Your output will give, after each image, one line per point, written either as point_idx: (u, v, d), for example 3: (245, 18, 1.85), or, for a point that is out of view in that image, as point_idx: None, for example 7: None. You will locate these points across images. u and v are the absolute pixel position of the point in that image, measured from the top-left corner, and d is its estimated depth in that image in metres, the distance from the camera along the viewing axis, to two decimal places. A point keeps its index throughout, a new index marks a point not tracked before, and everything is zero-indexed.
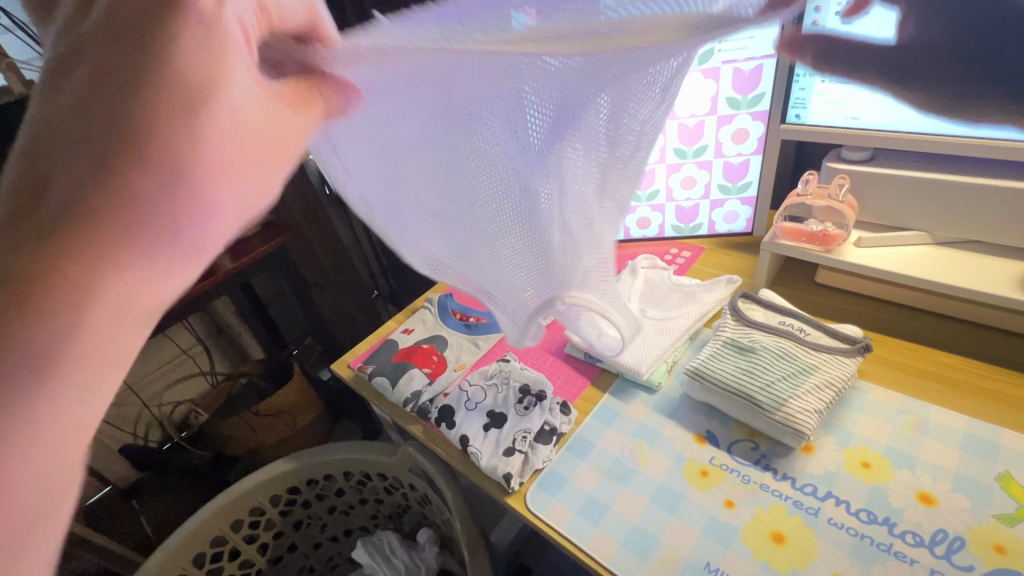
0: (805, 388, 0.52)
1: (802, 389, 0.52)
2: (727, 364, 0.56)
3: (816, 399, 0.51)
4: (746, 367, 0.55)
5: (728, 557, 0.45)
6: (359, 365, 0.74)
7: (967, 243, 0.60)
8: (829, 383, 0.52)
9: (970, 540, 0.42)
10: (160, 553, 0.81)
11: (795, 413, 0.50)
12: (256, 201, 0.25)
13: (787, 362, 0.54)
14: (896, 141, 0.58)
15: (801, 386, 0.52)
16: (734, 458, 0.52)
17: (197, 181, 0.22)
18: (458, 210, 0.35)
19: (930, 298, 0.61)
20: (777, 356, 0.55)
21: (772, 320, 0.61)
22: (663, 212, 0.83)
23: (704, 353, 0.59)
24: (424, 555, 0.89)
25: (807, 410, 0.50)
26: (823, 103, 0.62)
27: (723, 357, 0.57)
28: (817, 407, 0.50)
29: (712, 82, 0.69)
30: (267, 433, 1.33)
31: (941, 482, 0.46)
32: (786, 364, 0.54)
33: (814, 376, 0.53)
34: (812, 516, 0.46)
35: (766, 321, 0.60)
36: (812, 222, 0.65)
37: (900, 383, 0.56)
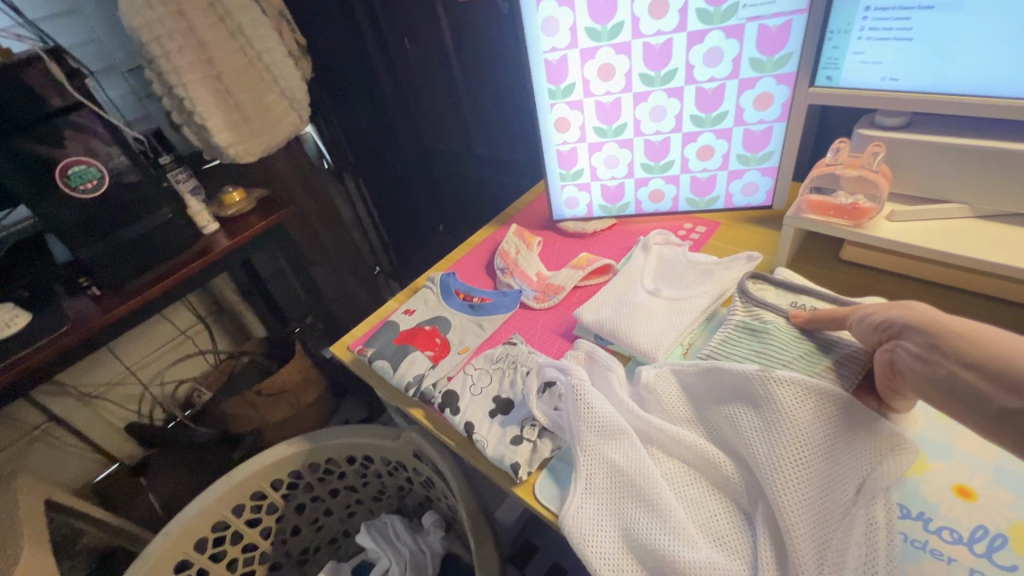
0: (824, 364, 0.48)
1: (820, 366, 0.48)
2: (739, 348, 0.53)
3: (841, 373, 0.46)
4: (763, 352, 0.51)
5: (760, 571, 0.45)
6: (359, 348, 0.71)
7: (1013, 216, 0.55)
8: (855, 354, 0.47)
9: (1012, 537, 0.40)
10: (163, 537, 0.81)
11: None
12: None
13: (801, 342, 0.51)
14: (939, 104, 0.53)
15: (823, 362, 0.48)
16: None
17: None
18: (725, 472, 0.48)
19: (967, 276, 0.57)
20: (793, 337, 0.51)
21: (785, 300, 0.57)
22: (677, 184, 0.78)
23: (717, 337, 0.56)
24: (429, 540, 0.89)
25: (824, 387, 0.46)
26: (860, 63, 0.56)
27: (736, 340, 0.54)
28: (842, 381, 0.46)
29: (735, 42, 0.64)
30: (270, 414, 1.32)
31: (980, 475, 0.44)
32: (805, 344, 0.50)
33: (835, 350, 0.48)
34: None
35: (779, 303, 0.57)
36: (841, 195, 0.61)
37: None
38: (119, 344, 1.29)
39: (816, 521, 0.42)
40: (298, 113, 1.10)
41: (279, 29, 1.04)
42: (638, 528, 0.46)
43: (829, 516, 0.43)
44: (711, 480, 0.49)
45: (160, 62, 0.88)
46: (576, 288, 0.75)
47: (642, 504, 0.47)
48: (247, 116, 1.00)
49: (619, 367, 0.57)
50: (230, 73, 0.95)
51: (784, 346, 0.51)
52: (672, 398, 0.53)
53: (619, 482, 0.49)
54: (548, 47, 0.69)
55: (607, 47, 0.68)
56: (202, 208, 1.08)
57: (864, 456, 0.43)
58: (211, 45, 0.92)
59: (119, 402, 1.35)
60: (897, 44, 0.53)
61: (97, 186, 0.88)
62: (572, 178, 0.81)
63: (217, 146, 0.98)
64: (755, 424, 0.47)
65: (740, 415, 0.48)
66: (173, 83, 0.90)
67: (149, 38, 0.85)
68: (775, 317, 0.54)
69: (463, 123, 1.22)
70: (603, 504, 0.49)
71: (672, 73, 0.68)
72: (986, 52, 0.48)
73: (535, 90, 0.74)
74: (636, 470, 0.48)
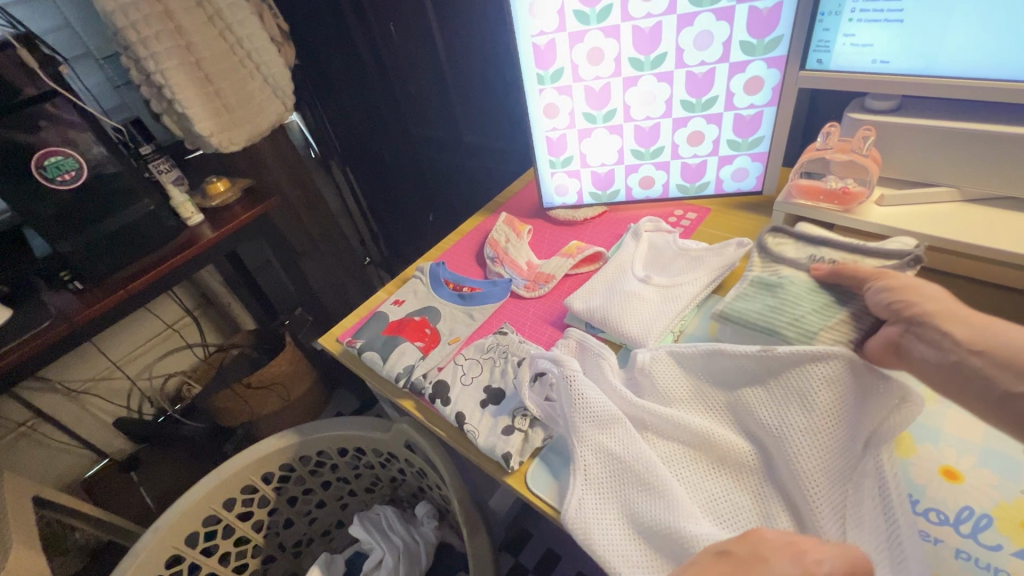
0: (834, 320, 0.49)
1: (831, 322, 0.49)
2: (753, 302, 0.54)
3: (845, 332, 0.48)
4: (777, 306, 0.52)
5: None
6: (347, 340, 0.70)
7: (1002, 199, 0.55)
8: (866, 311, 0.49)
9: (998, 518, 0.41)
10: (151, 534, 0.80)
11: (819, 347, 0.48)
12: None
13: (816, 296, 0.52)
14: (930, 87, 0.52)
15: (832, 319, 0.49)
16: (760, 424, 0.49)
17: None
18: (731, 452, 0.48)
19: (956, 260, 0.57)
20: (809, 292, 0.52)
21: (802, 254, 0.57)
22: (668, 170, 0.78)
23: (732, 292, 0.57)
24: (423, 530, 0.90)
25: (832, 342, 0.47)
26: (852, 46, 0.56)
27: (751, 296, 0.55)
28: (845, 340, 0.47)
29: (725, 25, 0.63)
30: (261, 406, 1.31)
31: (966, 456, 0.45)
32: (817, 297, 0.51)
33: (845, 310, 0.49)
34: None
35: (795, 257, 0.56)
36: (831, 179, 0.61)
37: None
38: (103, 339, 1.27)
39: (831, 499, 0.43)
40: (282, 101, 1.07)
41: (260, 14, 1.01)
42: (644, 514, 0.46)
43: (839, 494, 0.43)
44: (710, 462, 0.49)
45: (137, 48, 0.85)
46: (567, 276, 0.75)
47: (644, 489, 0.47)
48: (230, 105, 0.98)
49: (611, 354, 0.57)
50: (210, 59, 0.93)
51: (799, 300, 0.52)
52: (667, 379, 0.53)
53: (621, 469, 0.48)
54: (536, 31, 0.68)
55: (596, 31, 0.66)
56: (185, 199, 1.05)
57: (866, 418, 0.43)
58: (189, 30, 0.89)
59: (106, 397, 1.33)
60: (887, 26, 0.52)
61: (75, 177, 0.85)
62: (562, 165, 0.80)
63: (199, 134, 0.96)
64: (761, 402, 0.47)
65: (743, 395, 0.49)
66: (151, 70, 0.87)
67: (124, 23, 0.82)
68: (791, 271, 0.55)
69: (451, 109, 1.20)
70: (606, 492, 0.48)
71: (662, 57, 0.67)
72: (979, 33, 0.48)
73: (522, 75, 0.72)
74: (636, 456, 0.48)
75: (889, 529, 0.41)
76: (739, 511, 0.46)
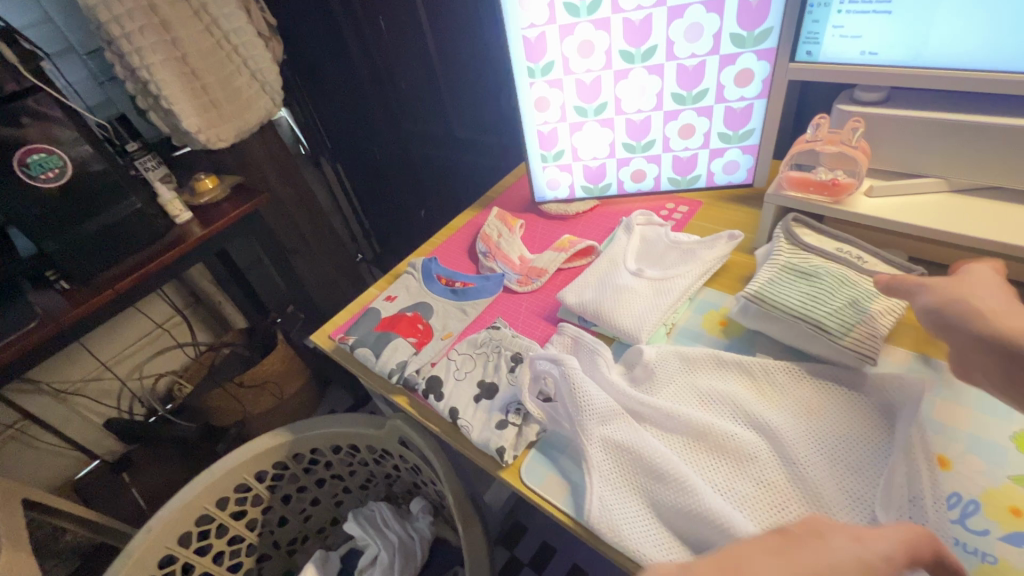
0: (873, 313, 0.52)
1: (869, 315, 0.52)
2: (789, 287, 0.55)
3: (880, 326, 0.51)
4: (812, 293, 0.54)
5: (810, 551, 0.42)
6: (340, 337, 0.70)
7: (988, 189, 0.55)
8: (891, 309, 0.52)
9: (985, 504, 0.42)
10: (143, 534, 0.79)
11: (864, 340, 0.50)
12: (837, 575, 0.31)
13: (849, 288, 0.53)
14: (918, 78, 0.53)
15: (868, 311, 0.52)
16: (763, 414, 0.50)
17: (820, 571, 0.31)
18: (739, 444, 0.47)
19: (944, 250, 0.58)
20: (841, 281, 0.54)
21: (827, 246, 0.59)
22: (659, 163, 0.78)
23: (762, 277, 0.58)
24: (418, 526, 0.90)
25: (874, 336, 0.50)
26: (840, 38, 0.56)
27: (786, 281, 0.56)
28: (881, 334, 0.51)
29: (715, 16, 0.63)
30: (254, 404, 1.30)
31: (955, 443, 0.46)
32: (851, 290, 0.53)
33: (877, 302, 0.52)
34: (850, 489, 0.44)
35: (825, 249, 0.58)
36: (821, 170, 0.61)
37: (920, 344, 0.55)
38: (92, 339, 1.25)
39: (849, 487, 0.44)
40: (270, 96, 1.06)
41: (247, 8, 1.00)
42: (666, 505, 0.45)
43: (852, 481, 0.44)
44: (713, 453, 0.48)
45: (120, 43, 0.83)
46: (560, 270, 0.75)
47: (657, 480, 0.46)
48: (217, 100, 0.97)
49: (605, 350, 0.57)
50: (196, 54, 0.91)
51: (835, 289, 0.53)
52: (661, 374, 0.54)
53: (635, 463, 0.47)
54: (526, 23, 0.68)
55: (587, 23, 0.66)
56: (173, 196, 1.04)
57: (862, 414, 0.48)
58: (174, 24, 0.87)
59: (96, 397, 1.31)
60: (876, 17, 0.53)
61: (59, 175, 0.83)
62: (553, 159, 0.80)
63: (186, 131, 0.95)
64: (765, 401, 0.51)
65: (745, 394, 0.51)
66: (135, 66, 0.86)
67: (107, 17, 0.81)
68: (826, 260, 0.56)
69: (442, 103, 1.19)
70: (621, 487, 0.47)
71: (653, 49, 0.67)
72: (966, 23, 0.48)
73: (513, 68, 0.72)
74: (647, 448, 0.48)
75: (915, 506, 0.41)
76: (763, 501, 0.45)
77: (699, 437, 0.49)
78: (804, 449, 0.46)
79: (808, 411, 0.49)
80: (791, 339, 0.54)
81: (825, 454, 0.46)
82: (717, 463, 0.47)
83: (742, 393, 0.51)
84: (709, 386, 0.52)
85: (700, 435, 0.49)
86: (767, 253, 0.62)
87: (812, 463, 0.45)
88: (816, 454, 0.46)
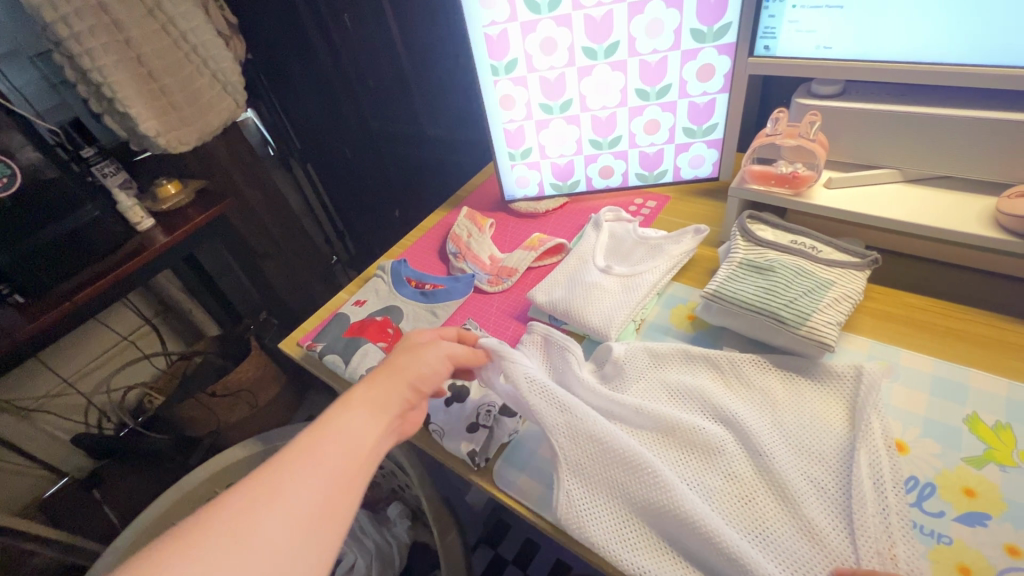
0: (825, 302, 0.52)
1: (823, 303, 0.52)
2: (745, 282, 0.56)
3: (836, 311, 0.52)
4: (766, 287, 0.54)
5: (774, 543, 0.42)
6: (307, 344, 0.68)
7: (940, 178, 0.57)
8: (846, 296, 0.53)
9: (940, 486, 0.43)
10: (111, 554, 0.77)
11: (818, 326, 0.50)
12: (431, 363, 0.45)
13: (804, 279, 0.54)
14: (871, 71, 0.54)
15: (822, 299, 0.52)
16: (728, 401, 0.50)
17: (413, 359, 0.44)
18: (705, 436, 0.48)
19: (901, 239, 0.59)
20: (796, 273, 0.55)
21: (783, 239, 0.60)
22: (626, 159, 0.78)
23: (720, 275, 0.58)
24: (396, 531, 0.90)
25: (829, 322, 0.51)
26: (796, 33, 0.57)
27: (740, 278, 0.57)
28: (837, 319, 0.51)
29: (675, 12, 0.63)
30: (227, 414, 1.27)
31: (910, 429, 0.47)
32: (805, 280, 0.54)
33: (831, 291, 0.53)
34: (812, 480, 0.44)
35: (779, 241, 0.59)
36: (782, 163, 0.62)
37: (879, 332, 0.56)
38: (52, 354, 1.20)
39: (812, 477, 0.45)
40: (233, 97, 1.03)
41: (205, 6, 0.96)
42: (632, 499, 0.45)
43: (815, 471, 0.45)
44: (681, 448, 0.48)
45: (69, 43, 0.79)
46: (530, 269, 0.74)
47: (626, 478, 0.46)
48: (176, 102, 0.93)
49: (575, 345, 0.57)
50: (152, 55, 0.88)
51: (789, 282, 0.54)
52: (632, 370, 0.54)
53: (603, 458, 0.47)
54: (487, 20, 0.67)
55: (548, 20, 0.66)
56: (133, 203, 1.00)
57: (825, 402, 0.49)
58: (126, 23, 0.83)
59: (61, 413, 1.26)
60: (830, 12, 0.53)
61: (8, 185, 0.79)
62: (521, 157, 0.80)
63: (144, 135, 0.91)
64: (730, 392, 0.52)
65: (712, 386, 0.52)
66: (86, 68, 0.81)
67: (53, 17, 0.76)
68: (779, 255, 0.58)
69: (413, 103, 1.18)
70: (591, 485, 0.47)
71: (615, 45, 0.67)
72: (914, 19, 0.49)
73: (476, 65, 0.71)
74: (618, 441, 0.47)
75: (875, 496, 0.42)
76: (729, 493, 0.45)
77: (667, 432, 0.49)
78: (768, 438, 0.47)
79: (772, 403, 0.50)
80: (755, 333, 0.55)
81: (787, 443, 0.47)
82: (686, 459, 0.48)
83: (711, 386, 0.52)
84: (678, 379, 0.53)
85: (669, 430, 0.49)
86: (727, 252, 0.63)
87: (776, 451, 0.46)
88: (779, 444, 0.47)
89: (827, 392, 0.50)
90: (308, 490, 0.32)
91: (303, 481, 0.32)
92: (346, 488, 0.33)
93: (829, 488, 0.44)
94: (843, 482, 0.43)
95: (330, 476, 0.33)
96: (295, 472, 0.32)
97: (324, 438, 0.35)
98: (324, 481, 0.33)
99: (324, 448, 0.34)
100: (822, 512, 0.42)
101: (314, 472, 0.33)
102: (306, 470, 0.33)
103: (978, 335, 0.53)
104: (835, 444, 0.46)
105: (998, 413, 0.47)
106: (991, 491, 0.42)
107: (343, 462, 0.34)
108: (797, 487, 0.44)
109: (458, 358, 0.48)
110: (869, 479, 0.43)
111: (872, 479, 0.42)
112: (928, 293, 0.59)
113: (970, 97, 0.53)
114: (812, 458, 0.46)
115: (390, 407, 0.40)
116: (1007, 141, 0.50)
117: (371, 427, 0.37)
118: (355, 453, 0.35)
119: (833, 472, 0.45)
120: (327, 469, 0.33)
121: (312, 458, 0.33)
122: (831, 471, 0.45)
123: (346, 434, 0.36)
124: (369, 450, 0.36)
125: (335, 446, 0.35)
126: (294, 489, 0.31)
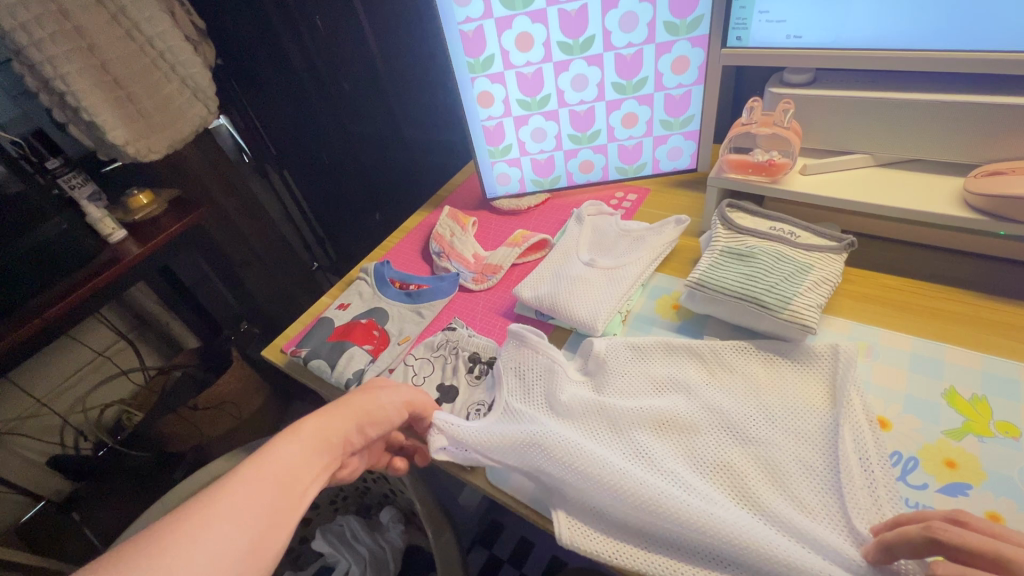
0: (806, 285, 0.53)
1: (804, 286, 0.53)
2: (728, 270, 0.56)
3: (817, 294, 0.53)
4: (747, 273, 0.55)
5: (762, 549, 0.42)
6: (292, 350, 0.66)
7: (911, 161, 0.58)
8: (826, 279, 0.54)
9: (923, 459, 0.44)
10: None
11: (801, 309, 0.51)
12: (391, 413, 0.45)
13: (786, 264, 0.55)
14: (840, 60, 0.55)
15: (804, 282, 0.53)
16: (711, 390, 0.51)
17: (369, 399, 0.44)
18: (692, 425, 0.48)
19: (873, 221, 0.61)
20: (777, 258, 0.56)
21: (761, 226, 0.61)
22: (605, 153, 0.79)
23: (703, 263, 0.59)
24: (390, 535, 0.89)
25: (811, 305, 0.52)
26: (767, 23, 0.58)
27: (723, 266, 0.57)
28: (818, 301, 0.52)
29: (648, 6, 0.64)
30: (212, 428, 1.24)
31: (893, 406, 0.48)
32: (786, 264, 0.55)
33: (812, 274, 0.54)
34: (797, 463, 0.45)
35: (757, 228, 0.60)
36: (758, 152, 0.63)
37: (858, 312, 0.58)
38: (22, 374, 1.14)
39: (798, 456, 0.45)
40: (205, 103, 1.01)
41: (173, 12, 0.94)
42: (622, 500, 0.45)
43: (802, 451, 0.45)
44: (673, 434, 0.49)
45: (29, 52, 0.76)
46: (514, 266, 0.75)
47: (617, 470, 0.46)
48: (144, 110, 0.91)
49: (555, 351, 0.55)
50: (118, 61, 0.85)
51: (771, 267, 0.55)
52: (618, 366, 0.55)
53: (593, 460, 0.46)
54: (462, 17, 0.67)
55: (522, 15, 0.66)
56: (103, 214, 0.95)
57: (805, 382, 0.50)
58: (91, 31, 0.81)
59: (34, 435, 1.21)
60: (798, 4, 0.55)
61: None
62: (501, 153, 0.80)
63: (112, 144, 0.88)
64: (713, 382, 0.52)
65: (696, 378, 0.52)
66: (48, 76, 0.78)
67: (11, 25, 0.73)
68: (759, 242, 0.58)
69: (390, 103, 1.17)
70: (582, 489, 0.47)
71: (590, 40, 0.67)
72: (879, 7, 0.51)
73: (452, 64, 0.71)
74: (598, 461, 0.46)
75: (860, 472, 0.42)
76: (719, 481, 0.45)
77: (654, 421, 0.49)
78: (751, 423, 0.48)
79: (754, 389, 0.51)
80: (739, 319, 0.56)
81: (773, 426, 0.47)
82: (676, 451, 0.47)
83: (695, 376, 0.52)
84: (663, 372, 0.53)
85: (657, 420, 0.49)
86: (708, 241, 0.63)
87: (761, 437, 0.47)
88: (763, 427, 0.47)
89: (808, 374, 0.50)
90: (241, 523, 0.30)
91: (237, 516, 0.30)
92: (280, 525, 0.31)
93: (817, 468, 0.44)
94: (831, 460, 0.44)
95: (265, 509, 0.31)
96: (225, 508, 0.30)
97: (259, 472, 0.33)
98: (258, 519, 0.31)
99: (260, 483, 0.32)
100: (811, 492, 0.43)
101: (253, 505, 0.31)
102: (240, 505, 0.30)
103: (952, 311, 0.55)
104: (817, 422, 0.47)
105: (975, 387, 0.48)
106: (971, 461, 0.43)
107: (276, 496, 0.32)
108: (784, 470, 0.44)
109: (407, 398, 0.48)
110: (852, 454, 0.43)
111: (855, 454, 0.43)
112: (902, 274, 0.61)
113: (936, 81, 0.55)
114: (796, 438, 0.46)
115: (336, 440, 0.39)
116: (972, 122, 0.51)
117: (309, 464, 0.35)
118: (296, 485, 0.34)
119: (817, 449, 0.45)
120: (270, 498, 0.32)
121: (245, 492, 0.31)
122: (817, 448, 0.45)
123: (285, 468, 0.34)
124: (308, 485, 0.35)
125: (275, 477, 0.33)
126: (231, 518, 0.29)
